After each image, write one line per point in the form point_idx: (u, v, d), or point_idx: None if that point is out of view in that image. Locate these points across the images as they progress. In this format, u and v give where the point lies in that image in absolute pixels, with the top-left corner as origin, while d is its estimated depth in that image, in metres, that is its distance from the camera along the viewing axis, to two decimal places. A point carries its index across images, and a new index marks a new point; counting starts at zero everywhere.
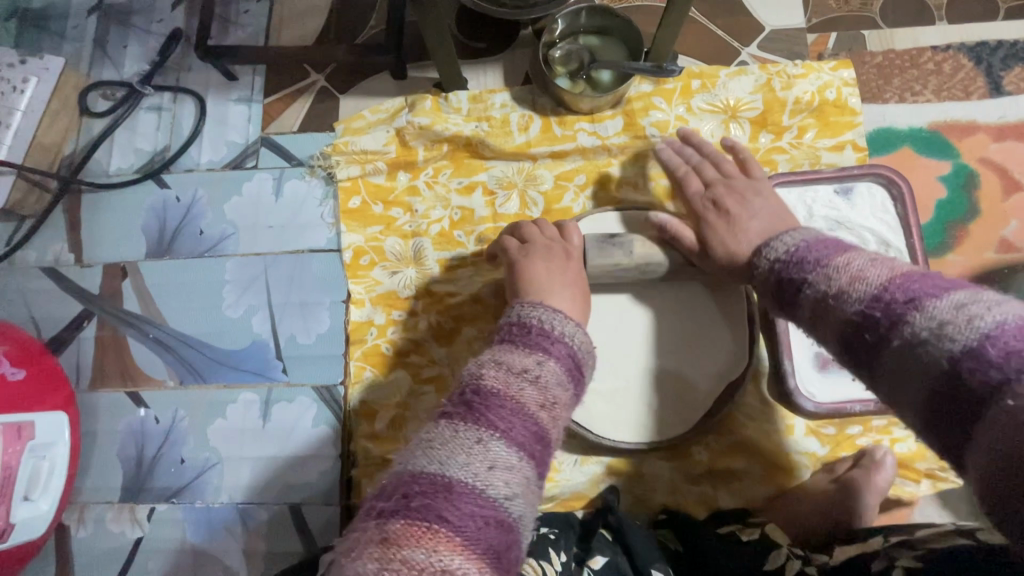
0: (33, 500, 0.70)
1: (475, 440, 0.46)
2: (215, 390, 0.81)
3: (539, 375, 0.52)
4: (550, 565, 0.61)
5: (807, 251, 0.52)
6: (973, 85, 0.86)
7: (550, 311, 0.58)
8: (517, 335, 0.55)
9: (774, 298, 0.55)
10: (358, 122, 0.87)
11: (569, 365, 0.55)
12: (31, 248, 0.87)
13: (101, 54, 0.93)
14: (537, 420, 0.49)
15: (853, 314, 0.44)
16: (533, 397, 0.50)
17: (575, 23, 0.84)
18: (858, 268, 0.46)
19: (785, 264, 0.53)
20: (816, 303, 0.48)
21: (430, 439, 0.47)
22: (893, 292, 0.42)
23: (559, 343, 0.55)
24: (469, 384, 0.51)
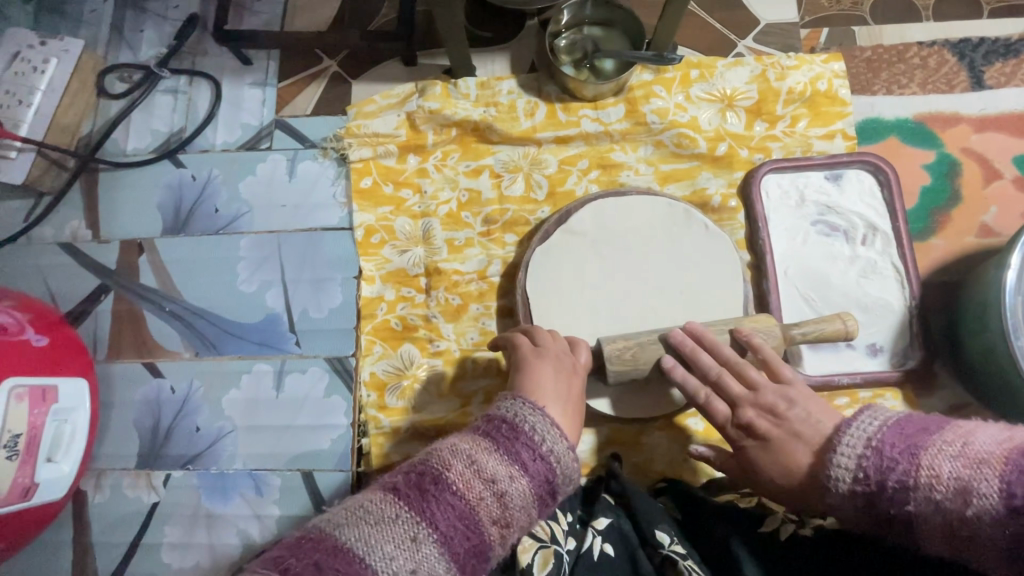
0: (55, 462, 0.72)
1: (409, 535, 0.51)
2: (230, 361, 0.84)
3: (506, 491, 0.54)
4: (557, 525, 0.65)
5: (891, 443, 0.55)
6: (957, 79, 0.90)
7: (544, 420, 0.59)
8: (502, 436, 0.57)
9: (867, 522, 0.56)
10: (370, 106, 0.90)
11: (542, 493, 0.56)
12: (49, 224, 0.90)
13: (118, 39, 0.96)
14: (481, 534, 0.53)
15: (1004, 536, 0.47)
16: (489, 511, 0.53)
17: (580, 14, 0.87)
18: (956, 476, 0.50)
19: (866, 493, 0.55)
20: (945, 530, 0.51)
21: (369, 513, 0.52)
22: (1022, 488, 0.47)
23: (541, 462, 0.56)
24: (431, 471, 0.54)
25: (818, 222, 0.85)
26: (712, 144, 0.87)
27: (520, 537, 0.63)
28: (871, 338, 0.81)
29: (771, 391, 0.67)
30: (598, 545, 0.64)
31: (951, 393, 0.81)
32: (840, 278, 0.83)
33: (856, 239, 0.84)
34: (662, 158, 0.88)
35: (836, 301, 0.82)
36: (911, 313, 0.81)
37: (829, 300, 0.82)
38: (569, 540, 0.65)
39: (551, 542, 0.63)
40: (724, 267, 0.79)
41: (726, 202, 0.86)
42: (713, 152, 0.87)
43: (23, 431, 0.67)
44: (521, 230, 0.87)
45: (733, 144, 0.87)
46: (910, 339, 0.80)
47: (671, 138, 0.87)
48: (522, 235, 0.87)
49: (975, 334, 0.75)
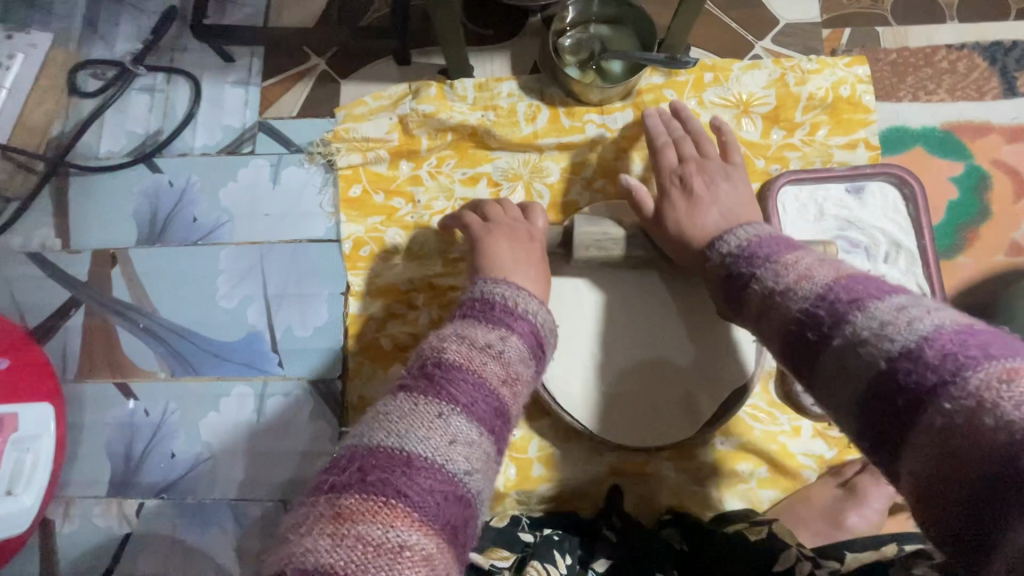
0: (16, 496, 0.67)
1: (435, 414, 0.42)
2: (208, 382, 0.79)
3: (503, 351, 0.48)
4: (554, 568, 0.60)
5: (766, 245, 0.50)
6: (987, 85, 0.85)
7: (514, 288, 0.54)
8: (478, 311, 0.52)
9: (722, 294, 0.53)
10: (360, 108, 0.84)
11: (533, 346, 0.51)
12: (16, 233, 0.84)
13: (91, 32, 0.90)
14: (498, 396, 0.46)
15: (797, 311, 0.43)
16: (495, 372, 0.47)
17: (587, 11, 0.81)
18: (806, 267, 0.45)
19: (732, 262, 0.52)
20: (765, 301, 0.46)
21: (388, 413, 0.43)
22: (837, 294, 0.41)
23: (523, 320, 0.52)
24: (429, 357, 0.47)
25: (838, 238, 0.80)
26: None
27: None
28: None
29: (719, 164, 0.71)
30: None
31: None
32: None
33: (879, 257, 0.79)
34: None
35: None
36: None
37: None
38: None
39: None
40: None
41: None
42: None
43: None
44: None
45: (749, 154, 0.82)
46: None
47: None
48: None
49: None
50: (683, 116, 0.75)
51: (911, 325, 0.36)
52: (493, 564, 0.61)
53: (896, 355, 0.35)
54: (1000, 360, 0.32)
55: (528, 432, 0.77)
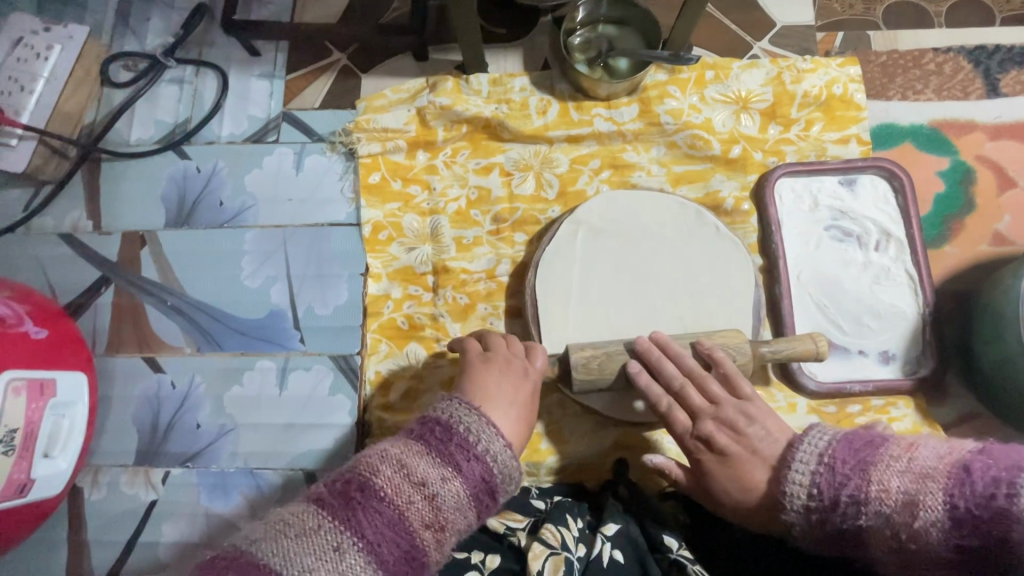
0: (52, 458, 0.70)
1: (332, 545, 0.50)
2: (232, 357, 0.82)
3: (436, 494, 0.53)
4: (567, 531, 0.64)
5: (843, 467, 0.56)
6: (972, 86, 0.90)
7: (480, 422, 0.58)
8: (434, 438, 0.56)
9: (830, 546, 0.56)
10: (379, 100, 0.89)
11: (478, 492, 0.55)
12: (49, 214, 0.88)
13: (124, 27, 0.94)
14: (412, 539, 0.52)
15: (946, 546, 0.50)
16: (419, 515, 0.52)
17: (596, 12, 0.86)
18: (904, 491, 0.52)
19: (819, 515, 0.56)
20: (897, 557, 0.53)
21: (290, 526, 0.51)
22: (965, 501, 0.50)
23: (475, 464, 0.56)
24: (358, 477, 0.54)
25: (831, 227, 0.84)
26: (726, 147, 0.86)
27: (529, 545, 0.62)
28: (883, 346, 0.80)
29: (732, 408, 0.66)
30: (608, 552, 0.62)
31: (963, 402, 0.80)
32: (853, 284, 0.82)
33: (870, 246, 0.83)
34: (675, 160, 0.87)
35: (849, 309, 0.81)
36: (924, 320, 0.80)
37: (841, 307, 0.81)
38: (580, 547, 0.63)
39: (562, 549, 0.61)
40: (738, 267, 0.78)
41: (739, 204, 0.85)
42: (727, 154, 0.86)
43: (20, 425, 0.65)
44: (531, 230, 0.86)
45: (747, 147, 0.86)
46: (923, 346, 0.80)
47: (684, 139, 0.86)
48: (532, 234, 0.86)
49: (990, 342, 0.74)
50: (672, 353, 0.68)
51: (1017, 490, 0.49)
52: (507, 529, 0.65)
53: (1022, 522, 0.48)
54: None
55: (537, 408, 0.81)
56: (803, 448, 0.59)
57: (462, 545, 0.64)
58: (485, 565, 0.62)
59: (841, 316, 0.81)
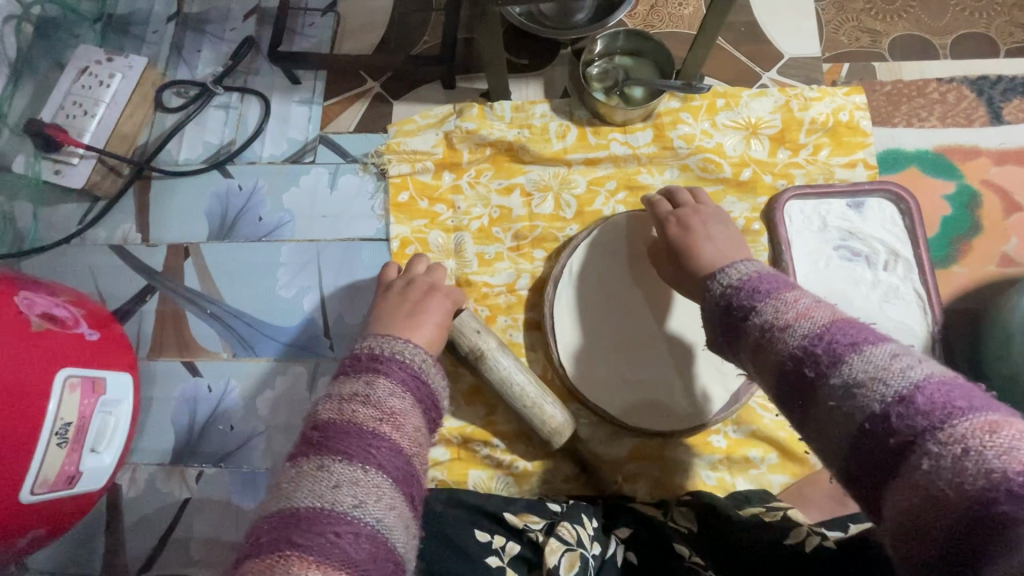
0: (98, 453, 0.75)
1: (317, 467, 0.49)
2: (266, 362, 0.87)
3: (372, 392, 0.55)
4: (583, 529, 0.66)
5: (753, 287, 0.54)
6: (976, 114, 0.94)
7: (376, 338, 0.63)
8: (348, 368, 0.59)
9: (722, 320, 0.55)
10: (410, 125, 0.96)
11: (408, 381, 0.58)
12: (102, 227, 0.95)
13: (177, 57, 1.03)
14: (380, 433, 0.52)
15: (795, 350, 0.47)
16: (369, 413, 0.53)
17: (613, 45, 0.93)
18: (806, 304, 0.50)
19: (729, 300, 0.55)
20: (759, 341, 0.50)
21: (282, 483, 0.50)
22: (834, 336, 0.46)
23: (390, 362, 0.59)
24: (311, 422, 0.54)
25: (840, 247, 0.87)
26: (737, 170, 0.90)
27: (546, 541, 0.65)
28: None
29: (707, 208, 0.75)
30: (622, 553, 0.66)
31: None
32: (862, 302, 0.85)
33: (878, 265, 0.86)
34: (688, 182, 0.91)
35: None
36: (934, 338, 0.82)
37: None
38: (595, 545, 0.66)
39: (577, 546, 0.64)
40: None
41: (749, 224, 0.89)
42: (738, 177, 0.90)
43: (74, 419, 0.70)
44: (550, 247, 0.90)
45: (757, 170, 0.91)
46: None
47: (697, 162, 0.91)
48: (551, 251, 0.90)
49: (998, 360, 0.76)
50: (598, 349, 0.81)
51: (898, 372, 0.42)
52: (525, 524, 0.68)
53: (892, 402, 0.41)
54: (980, 413, 0.38)
55: None
56: (726, 272, 0.58)
57: (480, 529, 0.69)
58: (505, 551, 0.67)
59: None
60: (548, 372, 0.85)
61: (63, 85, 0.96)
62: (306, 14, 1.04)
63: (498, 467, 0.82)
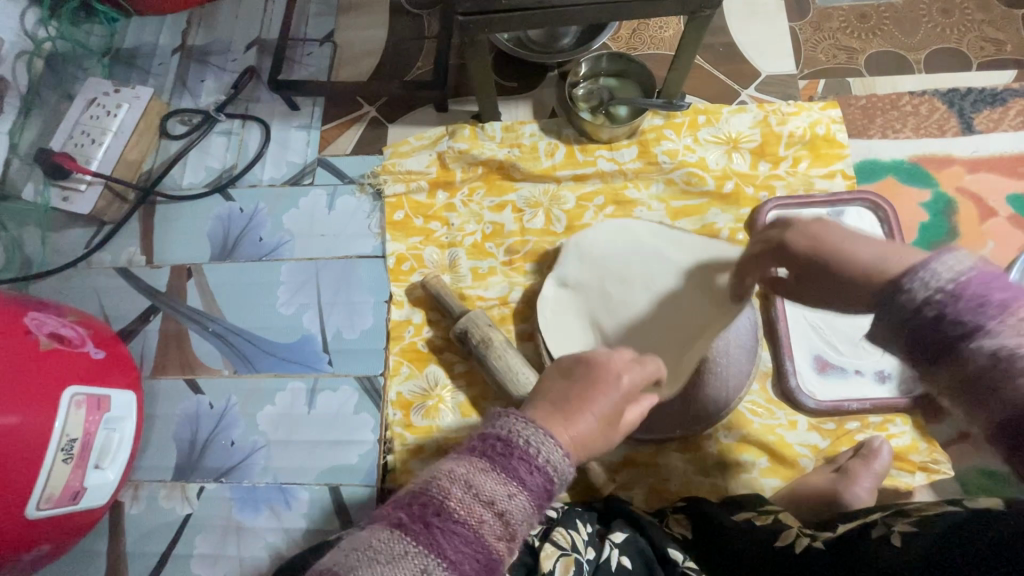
0: (102, 469, 0.76)
1: (418, 570, 0.39)
2: (266, 378, 0.89)
3: (509, 511, 0.42)
4: (577, 534, 0.68)
5: (980, 294, 0.39)
6: (948, 124, 0.97)
7: (541, 431, 0.45)
8: (495, 446, 0.44)
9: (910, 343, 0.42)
10: (404, 146, 1.00)
11: (547, 504, 0.45)
12: (107, 251, 0.98)
13: (181, 87, 1.08)
14: (491, 558, 0.41)
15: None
16: (492, 533, 0.41)
17: (596, 67, 0.97)
18: None
19: (937, 312, 0.40)
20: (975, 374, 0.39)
21: (377, 552, 0.39)
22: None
23: (543, 474, 0.44)
24: (432, 499, 0.41)
25: None
26: (720, 183, 0.94)
27: (542, 546, 0.66)
28: (879, 365, 0.84)
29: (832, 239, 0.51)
30: (616, 557, 0.65)
31: None
32: None
33: None
34: (673, 195, 0.94)
35: (843, 331, 0.86)
36: None
37: (837, 330, 0.86)
38: (589, 550, 0.66)
39: (573, 551, 0.65)
40: None
41: (734, 235, 0.92)
42: (721, 190, 0.94)
43: (79, 435, 0.72)
44: (542, 260, 0.93)
45: (740, 182, 0.94)
46: None
47: (681, 176, 0.94)
48: (543, 264, 0.93)
49: None
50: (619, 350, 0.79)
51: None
52: (523, 529, 0.69)
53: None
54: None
55: None
56: (921, 272, 0.42)
57: None
58: None
59: (835, 337, 0.86)
60: None
61: (71, 115, 1.01)
62: (305, 44, 1.09)
63: None
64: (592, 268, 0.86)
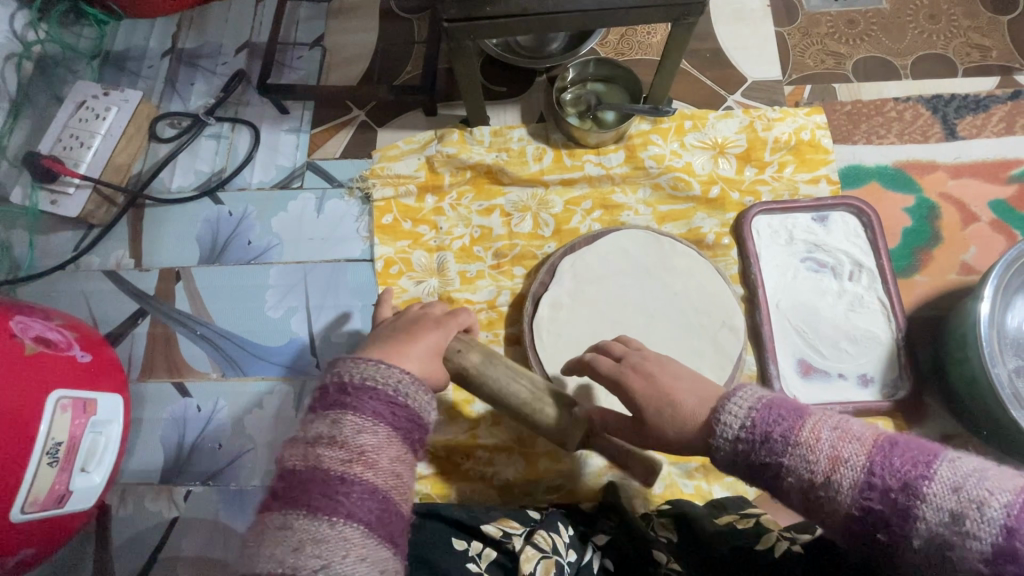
0: (88, 472, 0.76)
1: (280, 526, 0.46)
2: (254, 382, 0.90)
3: (339, 435, 0.49)
4: (559, 537, 0.68)
5: (767, 428, 0.50)
6: (931, 130, 0.98)
7: (350, 360, 0.54)
8: (318, 398, 0.53)
9: (746, 478, 0.52)
10: (393, 151, 1.00)
11: (382, 411, 0.51)
12: (96, 254, 0.98)
13: (171, 91, 1.08)
14: (348, 481, 0.47)
15: (853, 509, 0.46)
16: (335, 461, 0.48)
17: (584, 72, 0.98)
18: (832, 445, 0.47)
19: (748, 451, 0.51)
20: (805, 499, 0.48)
21: (251, 536, 0.48)
22: (886, 479, 0.45)
23: (360, 391, 0.51)
24: (279, 468, 0.50)
25: (807, 260, 0.91)
26: (705, 187, 0.95)
27: (523, 548, 0.66)
28: (862, 369, 0.85)
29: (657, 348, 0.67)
30: (598, 561, 0.67)
31: (943, 423, 0.83)
32: (830, 312, 0.88)
33: (844, 275, 0.89)
34: (659, 200, 0.95)
35: (827, 334, 0.87)
36: (897, 344, 0.85)
37: (820, 333, 0.87)
38: (570, 552, 0.67)
39: (552, 553, 0.65)
40: (714, 281, 0.86)
41: (719, 239, 0.93)
42: (707, 195, 0.94)
43: (64, 439, 0.72)
44: (529, 264, 0.94)
45: (725, 187, 0.95)
46: (899, 368, 0.84)
47: (667, 181, 0.95)
48: (530, 268, 0.93)
49: (959, 364, 0.78)
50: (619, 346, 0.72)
51: (983, 512, 0.41)
52: (505, 532, 0.69)
53: (994, 557, 0.41)
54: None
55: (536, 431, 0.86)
56: (723, 415, 0.53)
57: (458, 536, 0.70)
58: (482, 557, 0.68)
59: (819, 341, 0.87)
60: None
61: (61, 118, 1.01)
62: (295, 48, 1.09)
63: (481, 480, 0.84)
64: (586, 280, 0.86)
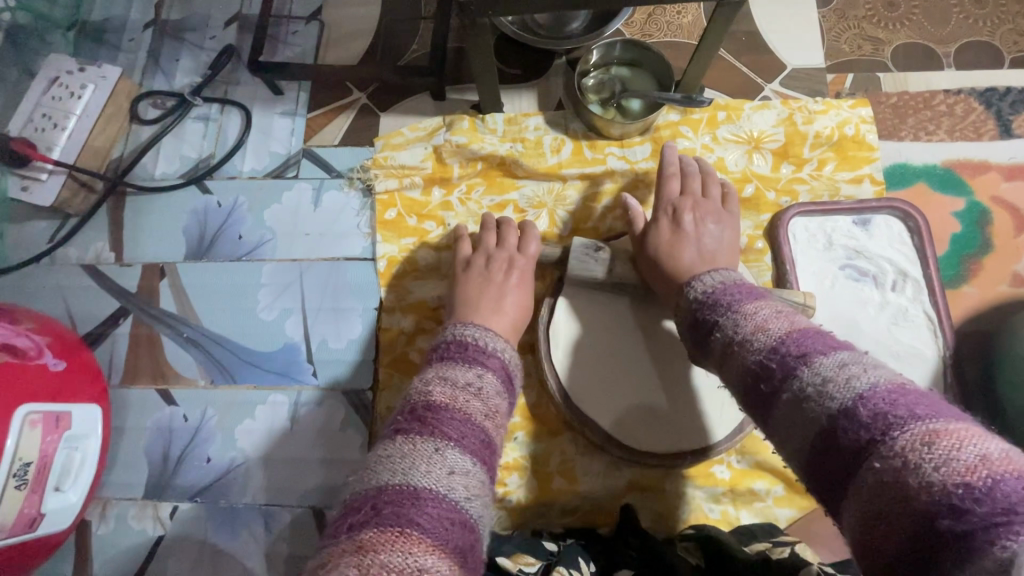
0: (63, 491, 0.70)
1: (433, 449, 0.48)
2: (245, 390, 0.83)
3: (480, 387, 0.56)
4: (580, 574, 0.61)
5: (735, 292, 0.55)
6: (984, 127, 0.90)
7: (481, 331, 0.65)
8: (449, 355, 0.60)
9: (692, 337, 0.57)
10: (397, 138, 0.91)
11: (504, 377, 0.61)
12: (73, 246, 0.90)
13: (154, 67, 0.99)
14: (484, 427, 0.53)
15: (753, 362, 0.47)
16: (477, 407, 0.54)
17: (609, 54, 0.89)
18: (763, 317, 0.49)
19: (706, 302, 0.56)
20: (725, 347, 0.51)
21: (389, 454, 0.48)
22: (790, 347, 0.45)
23: (493, 358, 0.62)
24: (418, 401, 0.53)
25: (847, 267, 0.84)
26: (739, 186, 0.87)
27: None
28: None
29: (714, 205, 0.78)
30: None
31: None
32: (871, 325, 0.81)
33: (886, 285, 0.82)
34: None
35: (867, 349, 0.80)
36: (944, 362, 0.78)
37: (860, 348, 0.80)
38: None
39: None
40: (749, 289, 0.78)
41: (752, 243, 0.85)
42: (740, 194, 0.87)
43: (34, 458, 0.65)
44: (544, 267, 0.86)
45: (760, 186, 0.87)
46: (945, 389, 0.78)
47: None
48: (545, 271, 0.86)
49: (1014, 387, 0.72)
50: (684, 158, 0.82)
51: (848, 382, 0.40)
52: (519, 568, 0.62)
53: (836, 414, 0.40)
54: (923, 421, 0.36)
55: (550, 448, 0.80)
56: (699, 282, 0.59)
57: None
58: None
59: None
60: (542, 400, 0.81)
61: (33, 95, 0.92)
62: (290, 21, 1.00)
63: None
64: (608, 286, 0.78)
